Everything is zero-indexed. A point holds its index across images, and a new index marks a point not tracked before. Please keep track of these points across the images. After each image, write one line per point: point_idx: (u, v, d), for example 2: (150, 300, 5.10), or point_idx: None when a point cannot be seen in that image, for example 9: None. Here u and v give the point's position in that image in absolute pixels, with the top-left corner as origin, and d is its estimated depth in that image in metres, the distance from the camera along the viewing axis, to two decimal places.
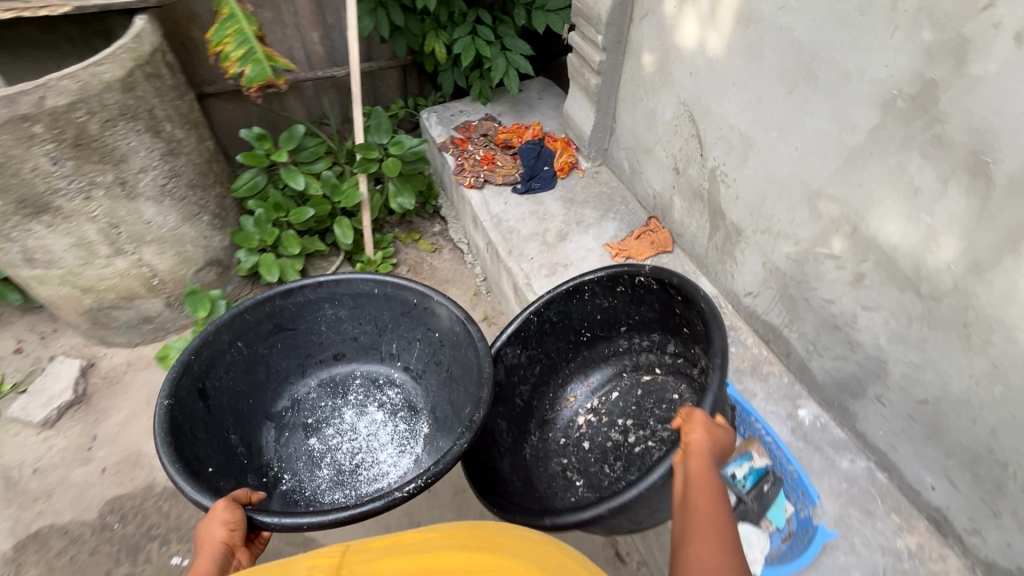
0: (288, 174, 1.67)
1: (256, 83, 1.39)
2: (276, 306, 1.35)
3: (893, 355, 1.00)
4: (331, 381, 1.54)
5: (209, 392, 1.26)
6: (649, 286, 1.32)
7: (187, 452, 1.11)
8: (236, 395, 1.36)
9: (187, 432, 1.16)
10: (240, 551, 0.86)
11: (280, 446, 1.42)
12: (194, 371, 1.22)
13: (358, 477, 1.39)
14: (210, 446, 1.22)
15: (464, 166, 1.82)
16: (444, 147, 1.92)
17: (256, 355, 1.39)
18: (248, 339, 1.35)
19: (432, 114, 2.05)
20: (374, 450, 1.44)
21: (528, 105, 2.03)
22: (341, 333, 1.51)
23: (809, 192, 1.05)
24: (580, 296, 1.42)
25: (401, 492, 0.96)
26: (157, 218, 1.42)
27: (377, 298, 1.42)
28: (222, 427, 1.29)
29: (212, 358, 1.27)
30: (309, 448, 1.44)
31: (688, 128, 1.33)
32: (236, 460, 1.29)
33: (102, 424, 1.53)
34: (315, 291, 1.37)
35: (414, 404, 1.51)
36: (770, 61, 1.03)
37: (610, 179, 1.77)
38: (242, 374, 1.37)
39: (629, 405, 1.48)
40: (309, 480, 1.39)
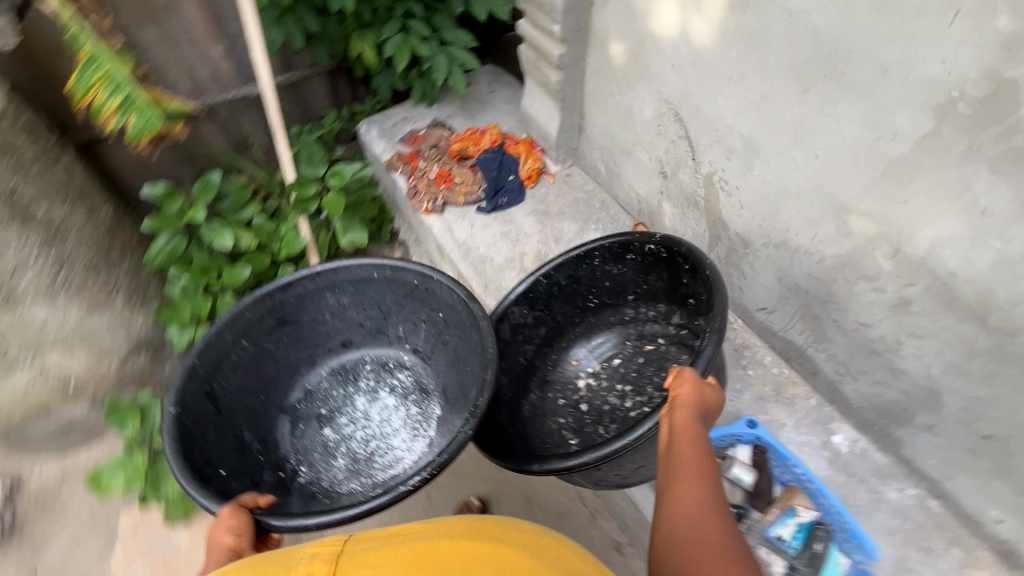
0: (212, 232, 1.40)
1: (146, 135, 1.13)
2: (278, 298, 1.18)
3: (949, 386, 0.86)
4: (342, 370, 1.38)
5: (218, 393, 1.12)
6: (659, 257, 1.18)
7: (195, 457, 0.99)
8: (248, 392, 1.21)
9: (196, 437, 1.03)
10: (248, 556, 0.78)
11: (296, 440, 1.28)
12: (200, 373, 1.08)
13: (373, 467, 1.26)
14: (223, 448, 1.09)
15: (418, 188, 1.59)
16: (391, 165, 1.67)
17: (263, 350, 1.23)
18: (253, 335, 1.18)
19: (371, 126, 1.79)
20: (388, 435, 1.30)
21: (480, 103, 1.79)
22: (346, 321, 1.32)
23: (834, 206, 0.88)
24: (588, 263, 1.26)
25: (405, 486, 0.86)
26: (54, 318, 1.17)
27: (379, 282, 1.23)
28: (235, 426, 1.16)
29: (220, 358, 1.13)
30: (324, 438, 1.30)
31: (673, 129, 1.14)
32: (251, 458, 1.15)
33: (41, 558, 1.31)
34: (314, 280, 1.20)
35: (426, 386, 1.35)
36: (775, 52, 0.84)
37: (584, 181, 1.57)
38: (252, 371, 1.21)
39: (631, 372, 1.32)
40: (326, 471, 1.25)
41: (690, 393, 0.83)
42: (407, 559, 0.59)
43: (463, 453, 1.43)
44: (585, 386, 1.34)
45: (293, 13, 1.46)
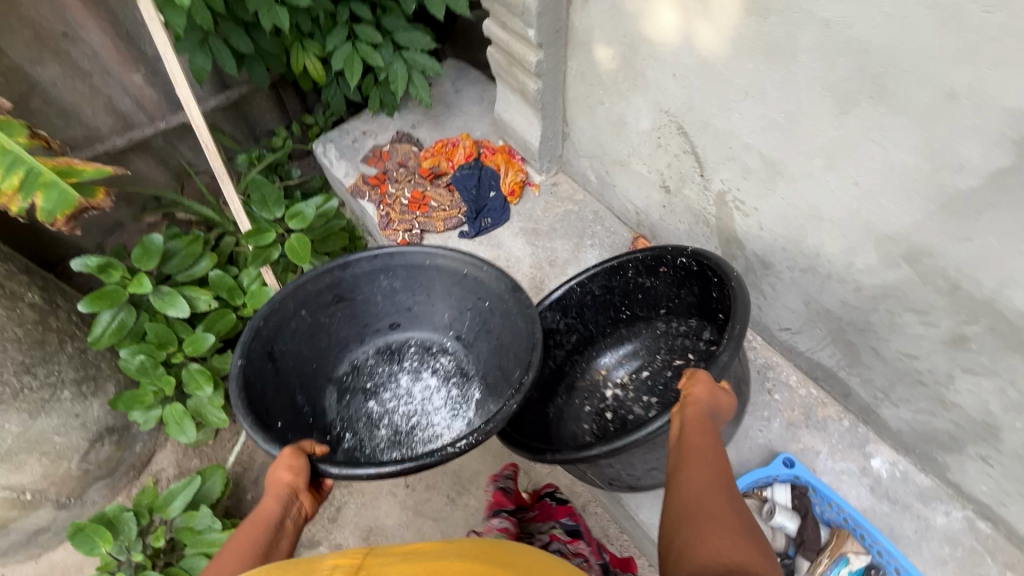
0: (163, 300, 1.22)
1: (62, 213, 0.93)
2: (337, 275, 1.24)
3: (1009, 424, 0.79)
4: (389, 350, 1.41)
5: (279, 355, 1.19)
6: (691, 274, 1.05)
7: (257, 405, 1.06)
8: (302, 359, 1.27)
9: (257, 389, 1.10)
10: (305, 494, 0.87)
11: (342, 410, 1.32)
12: (264, 333, 1.15)
13: (413, 440, 1.28)
14: (279, 403, 1.15)
15: (391, 218, 1.42)
16: (356, 190, 1.49)
17: (319, 323, 1.28)
18: (312, 306, 1.25)
19: (328, 146, 1.60)
20: (428, 413, 1.33)
21: (447, 107, 1.61)
22: (395, 305, 1.37)
23: (877, 237, 0.78)
24: (622, 274, 1.14)
25: (451, 448, 0.90)
26: None
27: (429, 268, 1.27)
28: (290, 387, 1.22)
29: (281, 324, 1.19)
30: (368, 410, 1.33)
31: (676, 143, 1.01)
32: (302, 418, 1.20)
33: None
34: (369, 261, 1.25)
35: (468, 371, 1.37)
36: (807, 68, 0.71)
37: (573, 190, 1.43)
38: (309, 340, 1.27)
39: (659, 386, 1.19)
40: (368, 439, 1.29)
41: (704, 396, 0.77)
42: None
43: (477, 501, 1.33)
44: (610, 396, 1.22)
45: (218, 33, 1.24)
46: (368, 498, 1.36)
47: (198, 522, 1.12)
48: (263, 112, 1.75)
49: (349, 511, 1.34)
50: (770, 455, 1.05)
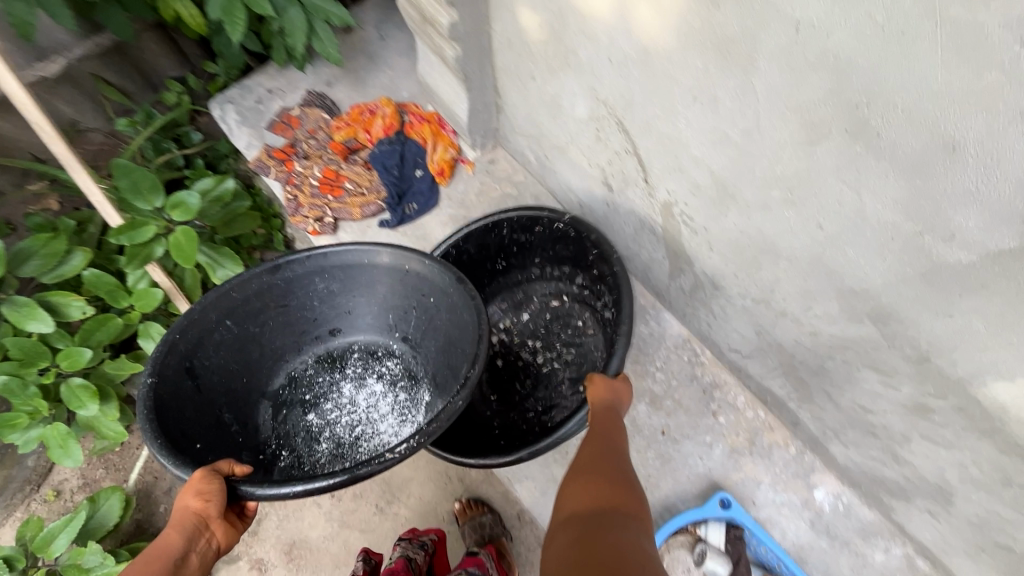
0: (19, 314, 1.03)
1: None
2: (267, 279, 0.94)
3: (964, 493, 0.70)
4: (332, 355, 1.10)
5: (202, 372, 0.90)
6: (569, 239, 0.99)
7: (162, 427, 0.78)
8: (230, 373, 0.96)
9: (172, 412, 0.82)
10: (216, 525, 0.66)
11: (280, 425, 1.02)
12: (178, 345, 0.86)
13: (359, 453, 1.00)
14: (198, 423, 0.87)
15: (300, 202, 1.22)
16: (259, 167, 1.27)
17: (247, 333, 0.98)
18: (240, 314, 0.95)
19: (227, 107, 1.34)
20: (375, 421, 1.03)
21: (368, 59, 1.35)
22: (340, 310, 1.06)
23: (840, 287, 0.63)
24: (496, 232, 1.04)
25: (393, 454, 0.73)
26: None
27: (374, 268, 0.98)
28: (215, 405, 0.92)
29: (202, 336, 0.90)
30: (307, 423, 1.03)
31: (616, 139, 0.82)
32: (229, 441, 0.91)
33: None
34: (302, 260, 0.95)
35: (419, 371, 1.07)
36: (767, 78, 0.52)
37: (511, 169, 1.23)
38: (238, 350, 0.97)
39: (540, 329, 1.11)
40: (307, 455, 1.00)
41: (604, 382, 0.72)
42: None
43: (407, 511, 1.25)
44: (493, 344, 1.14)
45: None
46: (291, 509, 1.27)
47: (86, 559, 1.03)
48: (151, 59, 1.45)
49: (270, 523, 1.25)
50: (709, 487, 0.97)
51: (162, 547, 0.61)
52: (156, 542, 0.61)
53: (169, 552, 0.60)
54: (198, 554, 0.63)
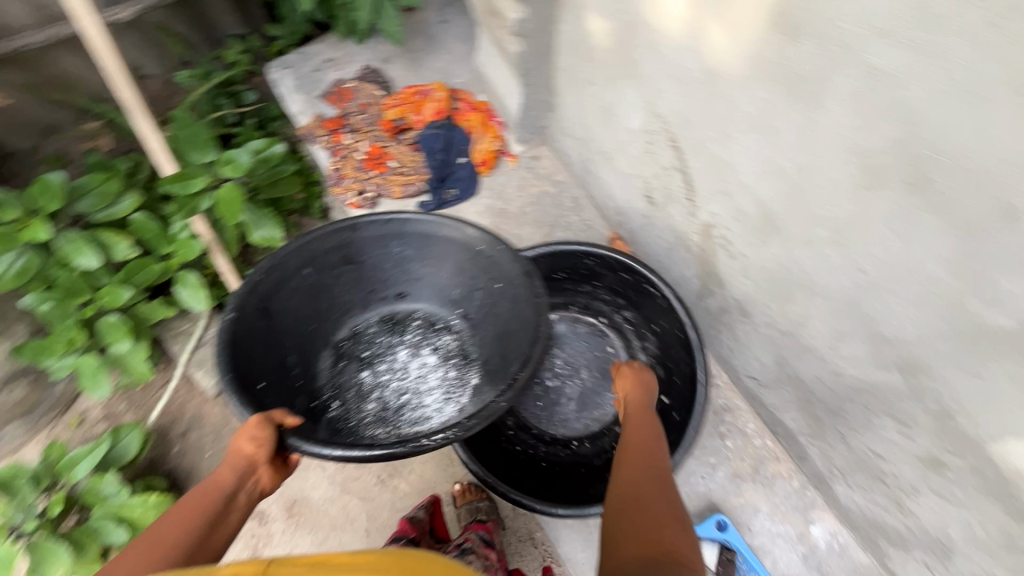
0: (70, 247, 1.08)
1: None
2: (351, 236, 0.98)
3: (964, 551, 0.70)
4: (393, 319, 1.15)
5: (278, 314, 0.96)
6: (647, 295, 0.99)
7: (236, 359, 0.83)
8: (302, 318, 1.03)
9: (246, 349, 0.87)
10: (263, 470, 0.69)
11: (335, 376, 1.08)
12: (263, 287, 0.91)
13: (402, 418, 1.04)
14: (266, 362, 0.93)
15: (344, 173, 1.24)
16: (308, 135, 1.29)
17: (323, 285, 1.03)
18: (319, 264, 0.99)
19: (284, 72, 1.37)
20: (422, 393, 1.07)
21: (427, 41, 1.37)
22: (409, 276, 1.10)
23: (873, 333, 0.63)
24: (581, 259, 1.01)
25: (429, 439, 0.74)
26: None
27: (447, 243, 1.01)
28: (284, 347, 0.99)
29: (283, 279, 0.95)
30: (360, 380, 1.08)
31: (666, 156, 0.83)
32: (287, 381, 0.98)
33: None
34: (381, 223, 0.97)
35: (472, 352, 1.10)
36: (834, 121, 0.53)
37: (554, 169, 1.24)
38: (313, 299, 1.03)
39: (567, 343, 1.14)
40: (354, 410, 1.05)
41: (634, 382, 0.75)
42: None
43: (407, 486, 1.28)
44: None
45: None
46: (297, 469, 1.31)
47: (104, 487, 1.09)
48: (218, 15, 1.49)
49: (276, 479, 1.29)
50: (706, 507, 0.98)
51: (215, 483, 0.64)
52: (212, 478, 0.65)
53: (220, 486, 0.64)
54: (246, 493, 0.66)
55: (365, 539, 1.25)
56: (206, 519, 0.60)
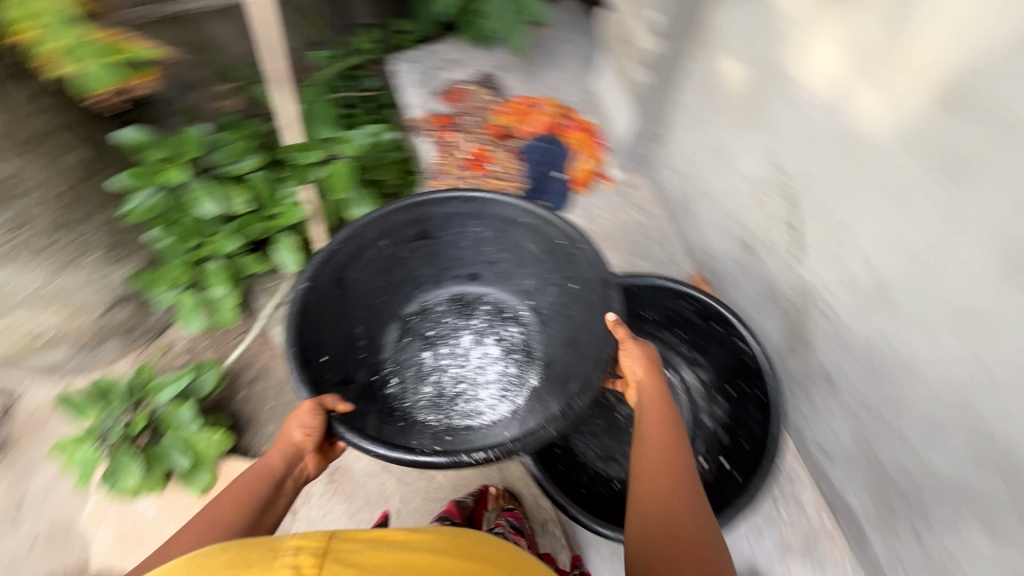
0: (195, 194, 1.19)
1: (105, 88, 0.87)
2: (428, 211, 1.02)
3: None
4: (462, 301, 1.22)
5: (348, 284, 1.02)
6: (736, 354, 0.96)
7: (302, 333, 0.89)
8: (375, 290, 1.10)
9: (314, 317, 0.93)
10: (310, 456, 0.78)
11: (398, 350, 1.17)
12: (338, 258, 0.96)
13: (456, 406, 1.11)
14: (332, 333, 1.00)
15: (445, 168, 1.30)
16: (417, 127, 1.36)
17: (396, 257, 1.09)
18: (395, 237, 1.05)
19: (406, 65, 1.45)
20: (477, 384, 1.14)
21: (546, 56, 1.41)
22: (483, 256, 1.15)
23: (979, 430, 0.61)
24: (679, 301, 0.99)
25: (468, 456, 0.76)
26: (16, 280, 1.06)
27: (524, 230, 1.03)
28: (351, 316, 1.05)
29: (359, 250, 1.00)
30: (421, 359, 1.17)
31: (776, 209, 0.83)
32: (351, 353, 1.05)
33: (24, 487, 1.31)
34: (461, 203, 1.01)
35: (533, 350, 1.16)
36: (986, 205, 0.52)
37: (648, 200, 1.25)
38: (382, 272, 1.09)
39: None
40: (411, 390, 1.13)
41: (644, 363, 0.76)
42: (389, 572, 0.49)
43: (443, 478, 1.31)
44: None
45: None
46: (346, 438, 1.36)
47: (180, 416, 1.19)
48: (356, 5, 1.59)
49: None
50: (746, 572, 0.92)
51: (267, 465, 0.73)
52: (265, 457, 0.75)
53: (274, 467, 0.73)
54: (295, 477, 0.76)
55: (395, 520, 1.28)
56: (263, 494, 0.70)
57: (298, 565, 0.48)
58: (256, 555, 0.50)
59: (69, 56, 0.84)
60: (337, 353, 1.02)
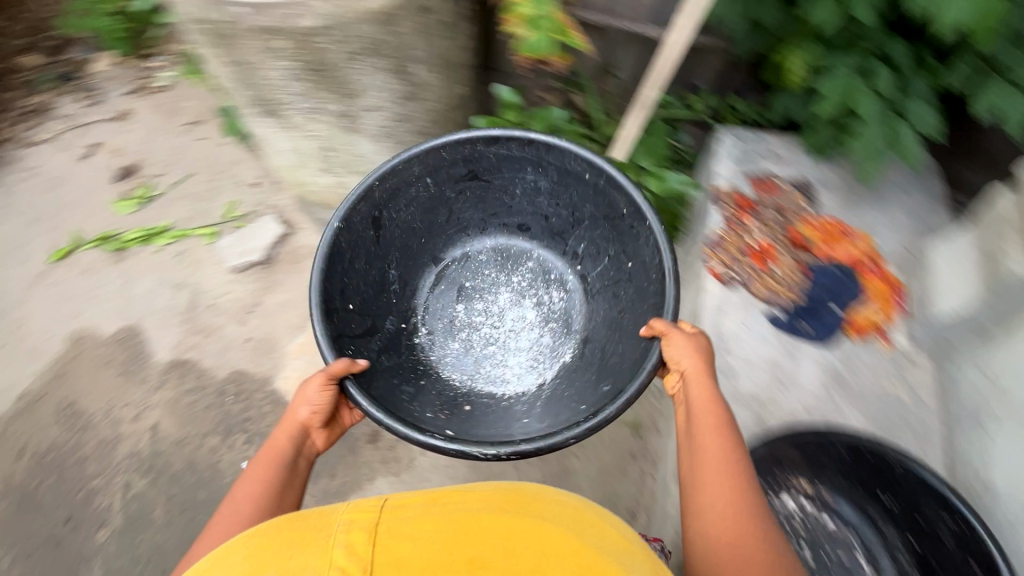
0: None
1: (535, 55, 1.04)
2: (477, 149, 1.22)
3: None
4: (504, 255, 1.46)
5: (384, 222, 1.25)
6: None
7: (332, 282, 1.11)
8: (412, 231, 1.34)
9: (344, 255, 1.16)
10: (315, 434, 0.94)
11: (431, 298, 1.42)
12: (376, 197, 1.18)
13: (480, 368, 1.34)
14: (363, 279, 1.23)
15: (723, 244, 1.31)
16: (718, 197, 1.38)
17: (442, 197, 1.32)
18: (439, 178, 1.26)
19: (732, 140, 1.47)
20: (509, 350, 1.36)
21: (876, 195, 1.35)
22: (534, 204, 1.37)
23: None
24: (947, 518, 0.88)
25: (477, 451, 0.91)
26: (371, 154, 1.30)
27: (588, 186, 1.22)
28: (385, 259, 1.30)
29: (398, 190, 1.22)
30: (456, 315, 1.41)
31: None
32: (385, 289, 1.30)
33: (266, 296, 1.62)
34: (520, 147, 1.21)
35: (572, 323, 1.38)
36: None
37: (922, 388, 1.13)
38: (423, 211, 1.32)
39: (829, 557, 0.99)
40: (440, 346, 1.37)
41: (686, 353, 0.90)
42: (447, 529, 0.60)
43: None
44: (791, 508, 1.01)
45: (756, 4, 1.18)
46: None
47: None
48: None
49: None
50: None
51: (275, 445, 0.89)
52: (274, 439, 0.90)
53: (287, 444, 0.89)
54: (303, 452, 0.92)
55: None
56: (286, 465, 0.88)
57: (350, 544, 0.57)
58: (311, 535, 0.59)
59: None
60: (369, 295, 1.25)
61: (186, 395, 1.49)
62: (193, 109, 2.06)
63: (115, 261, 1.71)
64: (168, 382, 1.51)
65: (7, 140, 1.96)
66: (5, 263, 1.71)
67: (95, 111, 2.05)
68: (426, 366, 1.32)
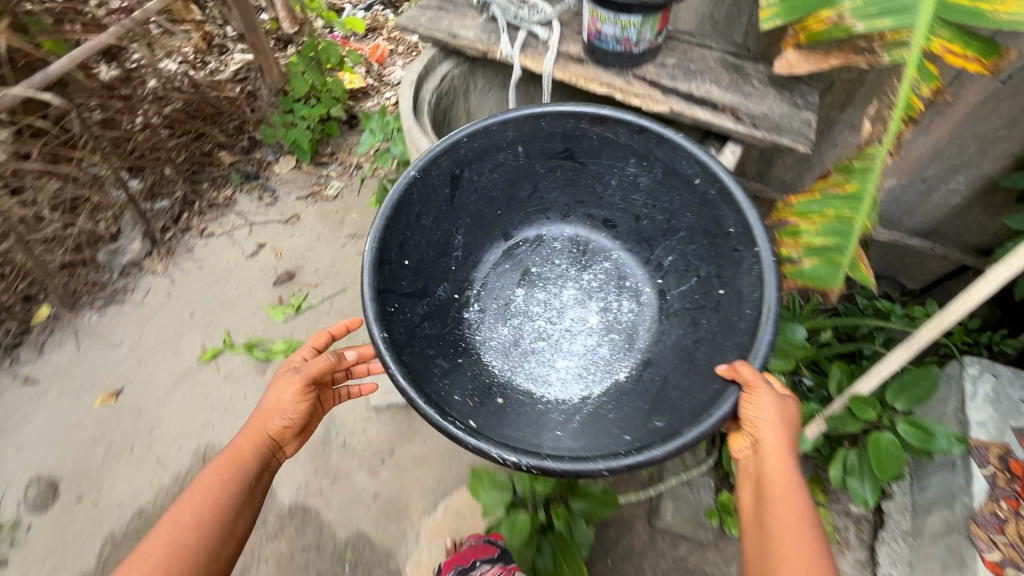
0: None
1: (806, 282, 0.90)
2: (580, 126, 1.02)
3: None
4: (581, 249, 1.26)
5: (462, 183, 1.08)
6: None
7: (392, 231, 0.95)
8: (490, 197, 1.16)
9: (411, 211, 0.99)
10: (286, 439, 0.95)
11: (490, 275, 1.24)
12: (460, 153, 1.02)
13: (525, 361, 1.14)
14: (426, 238, 1.07)
15: (1006, 529, 1.03)
16: (982, 454, 1.10)
17: (529, 169, 1.14)
18: (532, 149, 1.08)
19: (985, 374, 1.22)
20: (558, 352, 1.15)
21: None
22: (627, 201, 1.16)
23: None
24: None
25: (497, 454, 0.77)
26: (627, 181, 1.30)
27: (693, 193, 1.00)
28: (455, 223, 1.13)
29: (487, 152, 1.05)
30: (512, 298, 1.22)
31: None
32: (445, 259, 1.14)
33: (403, 444, 1.47)
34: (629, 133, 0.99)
35: (637, 342, 1.15)
36: None
37: None
38: (506, 182, 1.14)
39: None
40: (488, 328, 1.18)
41: (769, 418, 0.81)
42: None
43: None
44: None
45: None
46: None
47: (576, 536, 1.16)
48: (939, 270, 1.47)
49: None
50: None
51: (241, 451, 0.90)
52: (242, 439, 0.91)
53: (251, 456, 0.90)
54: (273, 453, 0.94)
55: None
56: (247, 484, 0.88)
57: None
58: None
59: (824, 224, 0.86)
60: (426, 256, 1.09)
61: (303, 551, 1.35)
62: (358, 222, 2.07)
63: (259, 372, 1.66)
64: (286, 531, 1.37)
65: (189, 227, 2.03)
66: (157, 355, 1.71)
67: (269, 211, 2.10)
68: (469, 345, 1.12)
